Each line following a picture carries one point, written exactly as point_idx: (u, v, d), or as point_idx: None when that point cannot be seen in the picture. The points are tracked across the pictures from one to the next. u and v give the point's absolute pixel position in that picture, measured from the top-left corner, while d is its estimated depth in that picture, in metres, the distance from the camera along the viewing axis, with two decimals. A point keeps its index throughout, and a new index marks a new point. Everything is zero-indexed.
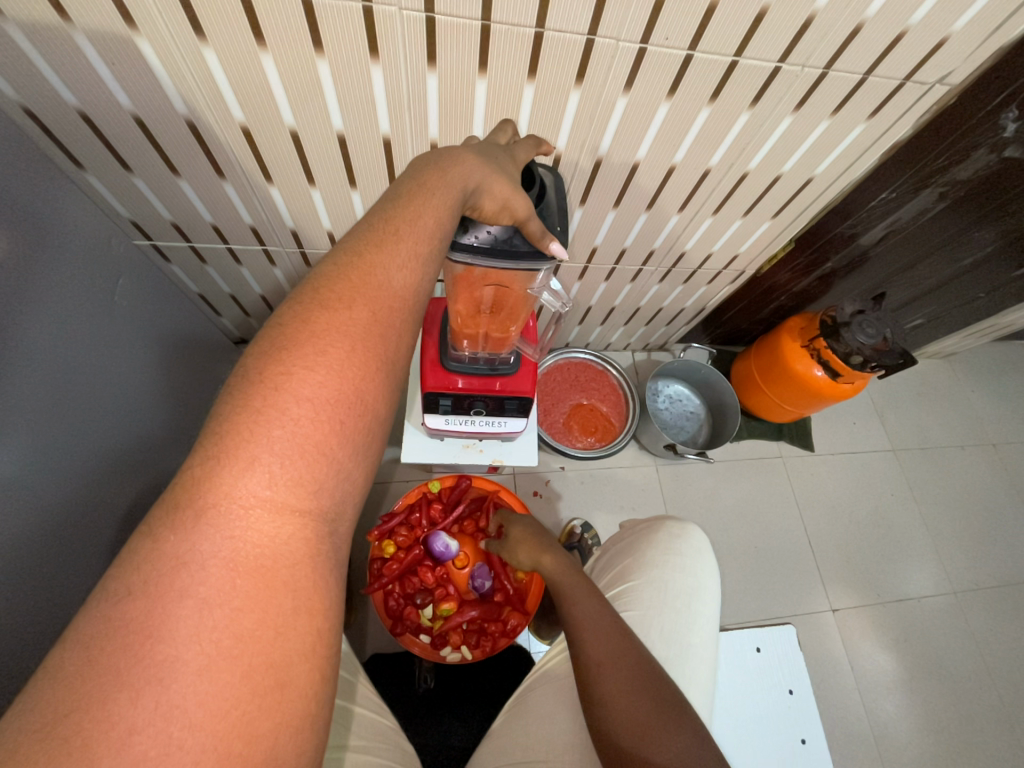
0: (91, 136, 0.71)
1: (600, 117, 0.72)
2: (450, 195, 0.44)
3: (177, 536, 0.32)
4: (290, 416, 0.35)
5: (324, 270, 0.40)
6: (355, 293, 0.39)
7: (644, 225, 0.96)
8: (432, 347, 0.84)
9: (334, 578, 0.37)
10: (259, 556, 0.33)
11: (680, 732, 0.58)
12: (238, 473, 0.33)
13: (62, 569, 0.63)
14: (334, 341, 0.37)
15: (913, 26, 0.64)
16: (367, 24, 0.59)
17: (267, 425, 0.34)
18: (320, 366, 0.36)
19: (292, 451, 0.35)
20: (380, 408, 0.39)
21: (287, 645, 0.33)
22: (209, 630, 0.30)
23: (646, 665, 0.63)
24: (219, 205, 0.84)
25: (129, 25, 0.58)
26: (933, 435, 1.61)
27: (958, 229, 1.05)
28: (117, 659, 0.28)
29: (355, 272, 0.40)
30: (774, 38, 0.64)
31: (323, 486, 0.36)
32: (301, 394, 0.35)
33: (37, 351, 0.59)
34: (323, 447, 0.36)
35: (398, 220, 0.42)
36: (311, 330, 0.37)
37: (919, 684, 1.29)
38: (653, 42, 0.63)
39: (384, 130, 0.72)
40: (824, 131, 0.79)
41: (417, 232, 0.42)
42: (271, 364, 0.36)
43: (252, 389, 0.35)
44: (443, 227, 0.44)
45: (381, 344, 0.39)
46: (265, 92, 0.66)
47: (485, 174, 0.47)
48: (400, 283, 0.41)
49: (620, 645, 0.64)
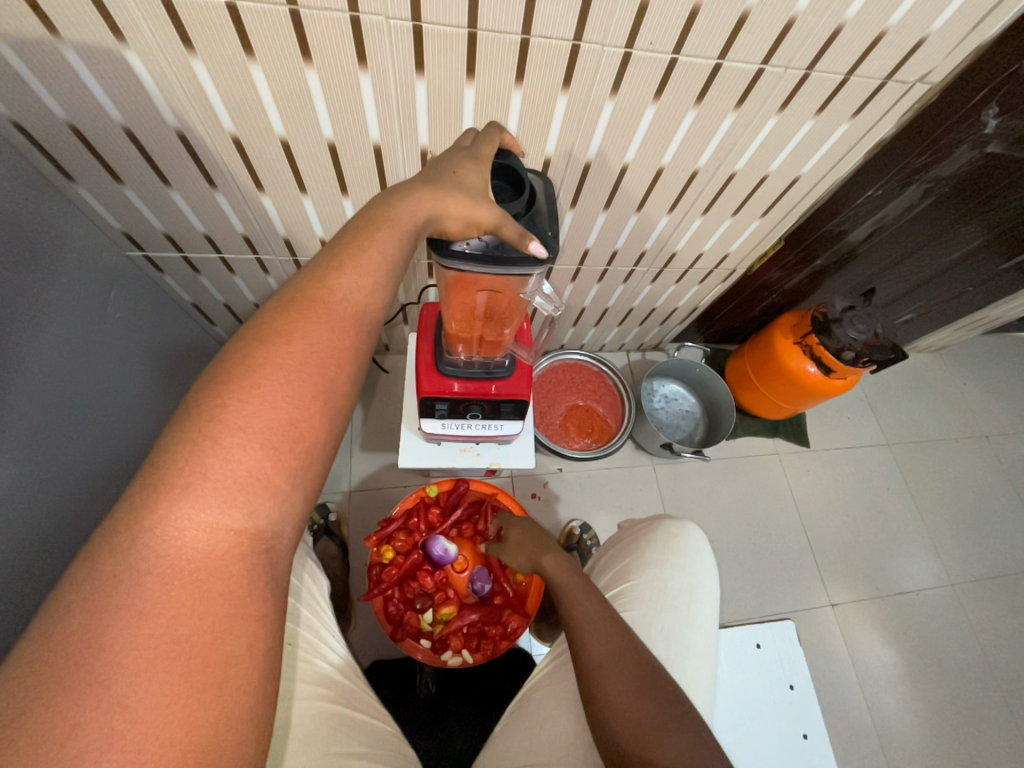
0: (81, 149, 0.71)
1: (587, 121, 0.73)
2: (399, 231, 0.46)
3: (114, 557, 0.32)
4: (227, 438, 0.35)
5: (268, 307, 0.41)
6: (293, 329, 0.40)
7: (635, 227, 0.97)
8: (426, 352, 0.84)
9: (274, 589, 0.37)
10: (195, 572, 0.33)
11: (682, 730, 0.58)
12: (179, 481, 0.34)
13: (57, 583, 0.63)
14: (272, 373, 0.38)
15: (892, 26, 0.65)
16: (355, 35, 0.59)
17: (201, 454, 0.35)
18: (265, 376, 0.38)
19: (228, 477, 0.35)
20: (320, 432, 0.39)
21: (225, 648, 0.33)
22: (146, 639, 0.31)
23: (647, 665, 0.63)
24: (210, 215, 0.84)
25: (117, 38, 0.58)
26: (927, 428, 1.62)
27: (943, 225, 1.07)
28: (59, 666, 0.29)
29: (296, 310, 0.41)
30: (757, 41, 0.65)
31: (260, 506, 0.36)
32: (236, 425, 0.36)
33: (30, 364, 0.59)
34: (260, 471, 0.36)
35: (341, 259, 0.43)
36: (247, 364, 0.38)
37: (920, 676, 1.30)
38: (637, 47, 0.64)
39: (374, 137, 0.73)
40: (809, 131, 0.80)
41: (359, 270, 0.43)
42: (207, 398, 0.36)
43: (186, 421, 0.35)
44: (388, 261, 0.45)
45: (320, 376, 0.40)
46: (254, 103, 0.66)
47: (437, 200, 0.47)
48: (339, 317, 0.42)
49: (620, 644, 0.64)
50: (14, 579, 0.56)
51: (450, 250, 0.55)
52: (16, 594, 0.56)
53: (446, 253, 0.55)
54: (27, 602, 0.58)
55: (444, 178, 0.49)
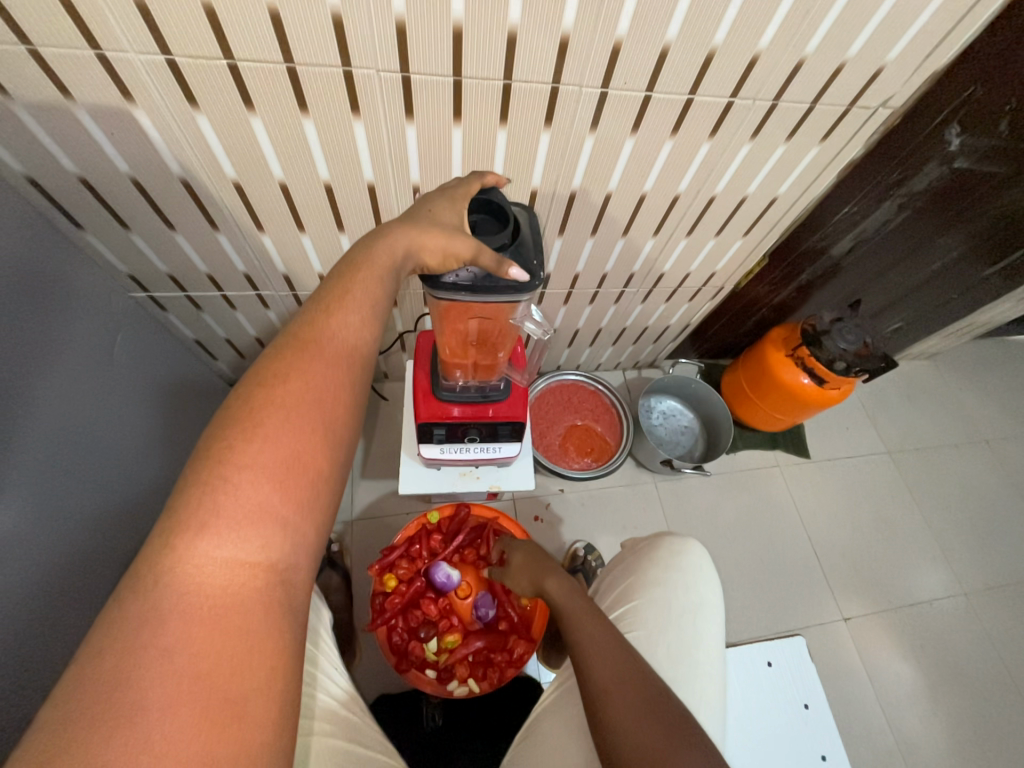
0: (90, 199, 0.74)
1: (570, 154, 0.77)
2: (379, 269, 0.48)
3: (138, 598, 0.33)
4: (240, 474, 0.37)
5: (269, 351, 0.43)
6: (289, 368, 0.42)
7: (622, 250, 1.00)
8: (424, 379, 0.86)
9: (290, 621, 0.38)
10: (213, 607, 0.34)
11: (693, 753, 0.56)
12: (196, 518, 0.35)
13: (68, 626, 0.63)
14: (273, 410, 0.40)
15: (850, 58, 0.70)
16: (348, 86, 0.64)
17: (215, 492, 0.36)
18: (274, 413, 0.40)
19: (240, 510, 0.36)
20: (324, 464, 0.41)
21: (244, 681, 0.33)
22: (169, 675, 0.31)
23: (655, 687, 0.62)
24: (213, 256, 0.87)
25: (126, 98, 0.63)
26: (926, 434, 1.62)
27: (921, 237, 1.10)
28: (91, 703, 0.29)
29: (290, 351, 0.43)
30: (724, 77, 0.69)
31: (272, 539, 0.37)
32: (244, 462, 0.37)
33: (40, 405, 0.61)
34: (269, 505, 0.37)
35: (327, 302, 0.46)
36: (250, 404, 0.39)
37: (940, 691, 1.27)
38: (613, 86, 0.68)
39: (369, 177, 0.77)
40: (782, 155, 0.84)
41: (347, 311, 0.46)
42: (216, 440, 0.38)
43: (198, 463, 0.37)
44: (372, 298, 0.48)
45: (322, 410, 0.42)
46: (254, 151, 0.70)
47: (412, 237, 0.50)
48: (332, 354, 0.44)
49: (627, 669, 0.63)
50: (27, 622, 0.56)
51: (441, 282, 0.57)
52: (30, 638, 0.57)
53: (437, 285, 0.57)
54: (40, 646, 0.58)
55: (421, 217, 0.52)
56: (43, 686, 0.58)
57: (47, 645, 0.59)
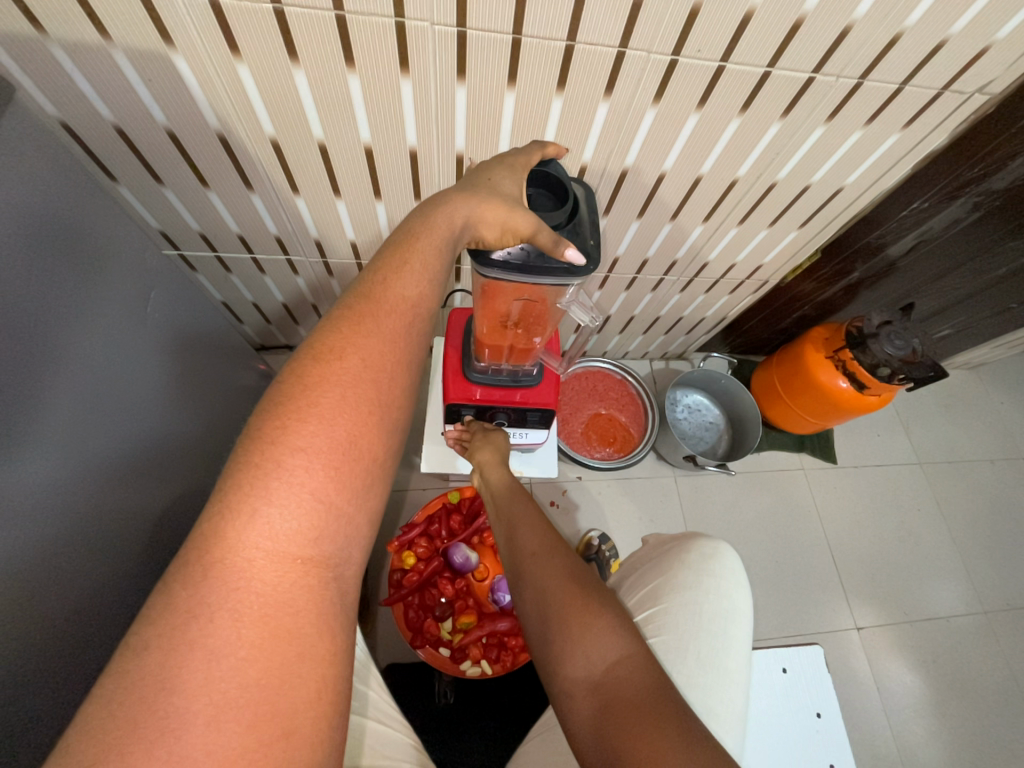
0: (125, 149, 0.72)
1: (627, 129, 0.72)
2: (437, 240, 0.45)
3: (188, 591, 0.32)
4: (287, 466, 0.35)
5: (324, 323, 0.41)
6: (345, 343, 0.39)
7: (668, 236, 0.95)
8: (454, 357, 0.84)
9: (341, 623, 0.36)
10: (262, 607, 0.33)
11: (587, 633, 0.57)
12: (244, 520, 0.33)
13: (100, 579, 0.65)
14: (328, 391, 0.37)
15: (953, 35, 0.62)
16: (399, 40, 0.59)
17: (267, 479, 0.34)
18: (327, 397, 0.37)
19: (292, 501, 0.34)
20: (379, 451, 0.39)
21: (293, 693, 0.32)
22: (217, 684, 0.30)
23: (569, 594, 0.60)
24: (246, 216, 0.85)
25: (165, 43, 0.59)
26: (961, 448, 1.56)
27: (990, 241, 1.03)
28: (133, 711, 0.29)
29: (346, 325, 0.40)
30: (810, 49, 0.63)
31: (325, 534, 0.36)
32: (296, 447, 0.35)
33: (74, 362, 0.60)
34: (322, 494, 0.35)
35: (383, 274, 0.43)
36: (304, 383, 0.37)
37: (948, 707, 1.25)
38: (684, 54, 0.62)
39: (411, 142, 0.73)
40: (857, 141, 0.77)
41: (403, 283, 0.43)
42: (269, 421, 0.36)
43: (250, 445, 0.35)
44: (430, 272, 0.44)
45: (376, 391, 0.39)
46: (296, 106, 0.66)
47: (474, 206, 0.47)
48: (388, 331, 0.41)
49: (540, 565, 0.63)
50: (50, 580, 0.57)
51: (489, 259, 0.53)
52: (50, 593, 0.57)
53: (486, 263, 0.54)
54: (62, 604, 0.58)
55: (481, 186, 0.48)
56: (68, 640, 0.59)
57: (73, 601, 0.60)
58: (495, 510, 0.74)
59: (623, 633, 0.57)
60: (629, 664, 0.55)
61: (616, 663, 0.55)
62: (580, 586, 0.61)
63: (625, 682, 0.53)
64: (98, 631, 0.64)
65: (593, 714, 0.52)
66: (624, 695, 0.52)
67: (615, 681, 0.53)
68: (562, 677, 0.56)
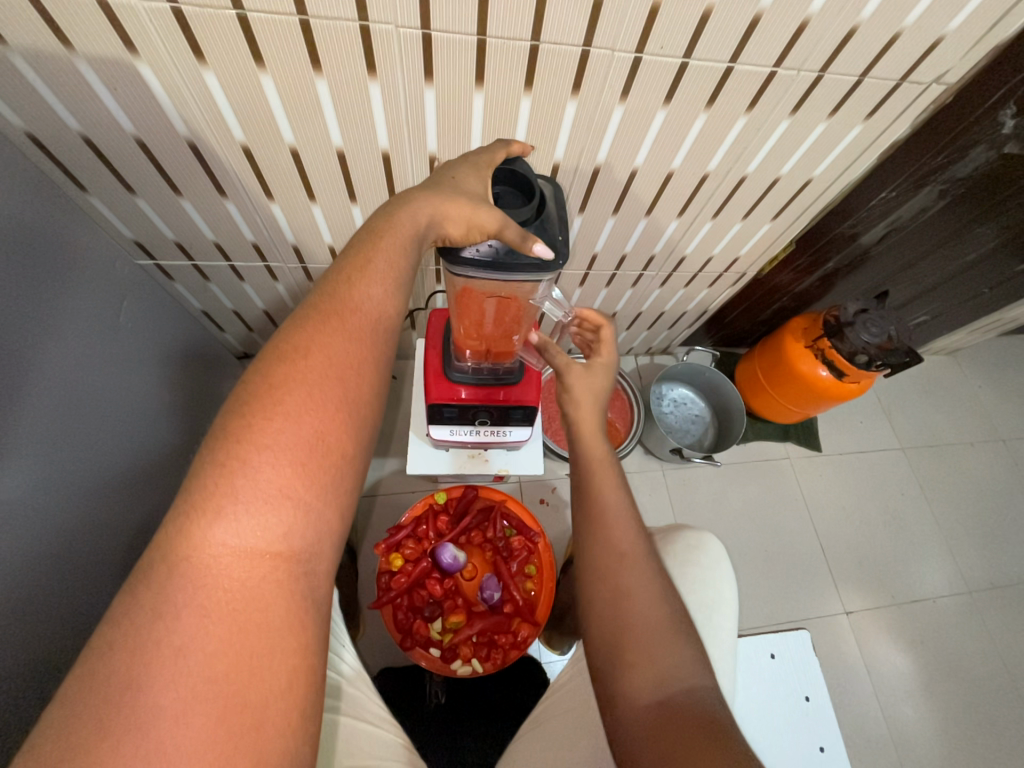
0: (94, 160, 0.72)
1: (596, 126, 0.73)
2: (401, 238, 0.45)
3: (154, 589, 0.32)
4: (252, 463, 0.35)
5: (290, 322, 0.41)
6: (311, 341, 0.40)
7: (644, 231, 0.96)
8: (435, 358, 0.84)
9: (314, 618, 0.36)
10: (230, 602, 0.33)
11: (664, 649, 0.54)
12: (210, 518, 0.34)
13: (79, 593, 0.64)
14: (294, 387, 0.38)
15: (907, 27, 0.64)
16: (364, 44, 0.60)
17: (233, 476, 0.34)
18: (292, 394, 0.37)
19: (259, 497, 0.35)
20: (348, 446, 0.39)
21: (264, 685, 0.32)
22: (185, 678, 0.30)
23: (655, 604, 0.57)
24: (221, 224, 0.84)
25: (129, 51, 0.59)
26: (941, 431, 1.59)
27: (958, 228, 1.05)
28: (99, 707, 0.29)
29: (312, 323, 0.40)
30: (770, 42, 0.64)
31: (295, 528, 0.36)
32: (262, 444, 0.35)
33: (46, 375, 0.59)
34: (291, 490, 0.36)
35: (348, 272, 0.43)
36: (269, 381, 0.37)
37: (938, 687, 1.27)
38: (648, 51, 0.63)
39: (383, 144, 0.73)
40: (822, 133, 0.79)
41: (368, 281, 0.43)
42: (235, 420, 0.36)
43: (215, 444, 0.35)
44: (395, 269, 0.45)
45: (343, 387, 0.39)
46: (265, 112, 0.66)
47: (438, 204, 0.47)
48: (354, 328, 0.41)
49: (620, 561, 0.59)
50: (26, 595, 0.56)
51: (459, 258, 0.54)
52: (26, 610, 0.56)
53: (455, 260, 0.54)
54: (41, 619, 0.58)
55: (444, 184, 0.49)
56: (48, 655, 0.59)
57: (52, 614, 0.60)
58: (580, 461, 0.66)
59: (700, 664, 0.54)
60: (701, 695, 0.52)
61: (692, 689, 0.52)
62: (662, 595, 0.58)
63: (700, 708, 0.51)
64: (79, 646, 0.64)
65: (653, 722, 0.50)
66: (691, 722, 0.49)
67: (685, 704, 0.51)
68: (626, 680, 0.53)
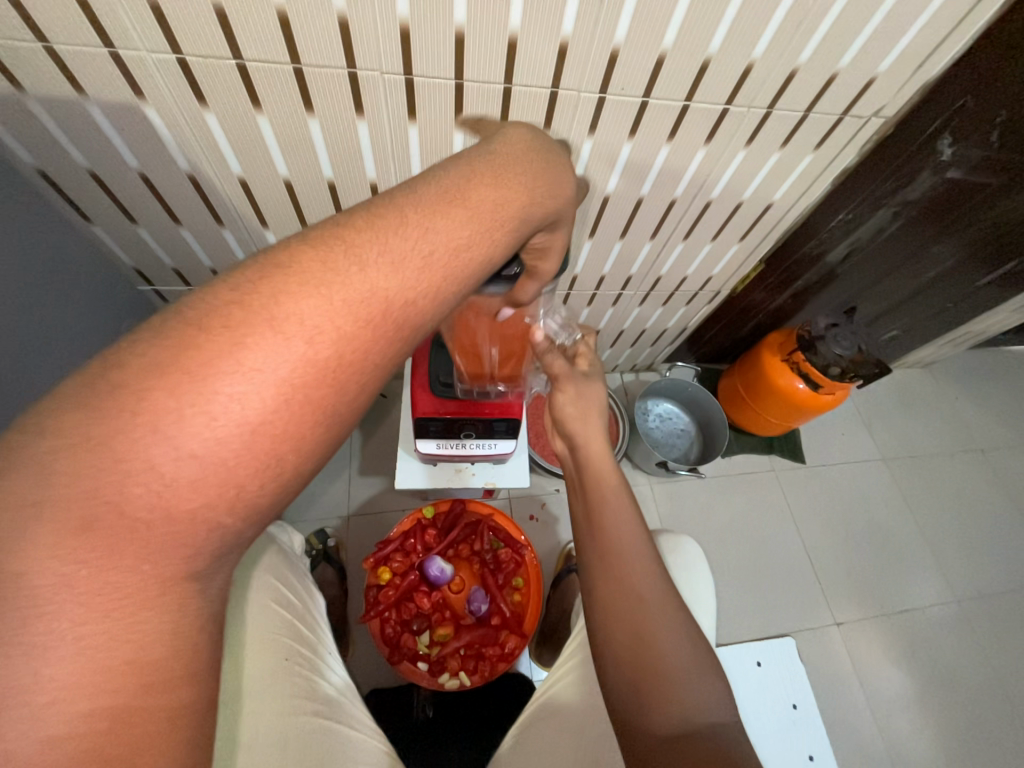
0: (98, 191, 0.77)
1: (568, 157, 0.79)
2: (471, 207, 0.37)
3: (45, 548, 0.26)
4: (188, 421, 0.28)
5: (282, 250, 0.33)
6: (302, 282, 0.31)
7: (619, 253, 1.02)
8: (422, 372, 0.89)
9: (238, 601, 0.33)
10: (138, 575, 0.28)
11: (688, 688, 0.55)
12: (126, 474, 0.27)
13: None
14: (263, 336, 0.30)
15: (842, 68, 0.71)
16: (352, 87, 0.65)
17: (161, 430, 0.28)
18: (264, 345, 0.30)
19: (189, 462, 0.28)
20: (308, 429, 0.32)
21: (165, 672, 0.28)
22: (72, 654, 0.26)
23: (675, 642, 0.57)
24: (217, 250, 0.89)
25: (136, 95, 0.64)
26: (920, 442, 1.63)
27: (915, 246, 1.12)
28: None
29: (309, 260, 0.32)
30: (720, 83, 0.71)
31: (225, 510, 0.30)
32: (206, 400, 0.28)
33: None
34: (227, 466, 0.29)
35: (386, 215, 0.35)
36: (235, 320, 0.30)
37: (930, 697, 1.27)
38: (611, 91, 0.69)
39: (371, 175, 0.78)
40: (776, 162, 0.86)
41: (409, 235, 0.35)
42: (176, 358, 0.29)
43: (148, 382, 0.28)
44: (451, 237, 0.36)
45: (322, 359, 0.31)
46: (261, 147, 0.72)
47: (533, 200, 0.41)
48: (365, 288, 0.33)
49: (637, 595, 0.59)
50: None
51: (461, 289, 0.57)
52: None
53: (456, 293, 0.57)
54: None
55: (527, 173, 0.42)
56: None
57: None
58: (579, 492, 0.68)
59: (720, 700, 0.56)
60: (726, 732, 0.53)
61: (715, 726, 0.53)
62: (683, 637, 0.58)
63: (723, 745, 0.51)
64: None
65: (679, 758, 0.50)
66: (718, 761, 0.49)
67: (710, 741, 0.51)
68: (648, 714, 0.54)
